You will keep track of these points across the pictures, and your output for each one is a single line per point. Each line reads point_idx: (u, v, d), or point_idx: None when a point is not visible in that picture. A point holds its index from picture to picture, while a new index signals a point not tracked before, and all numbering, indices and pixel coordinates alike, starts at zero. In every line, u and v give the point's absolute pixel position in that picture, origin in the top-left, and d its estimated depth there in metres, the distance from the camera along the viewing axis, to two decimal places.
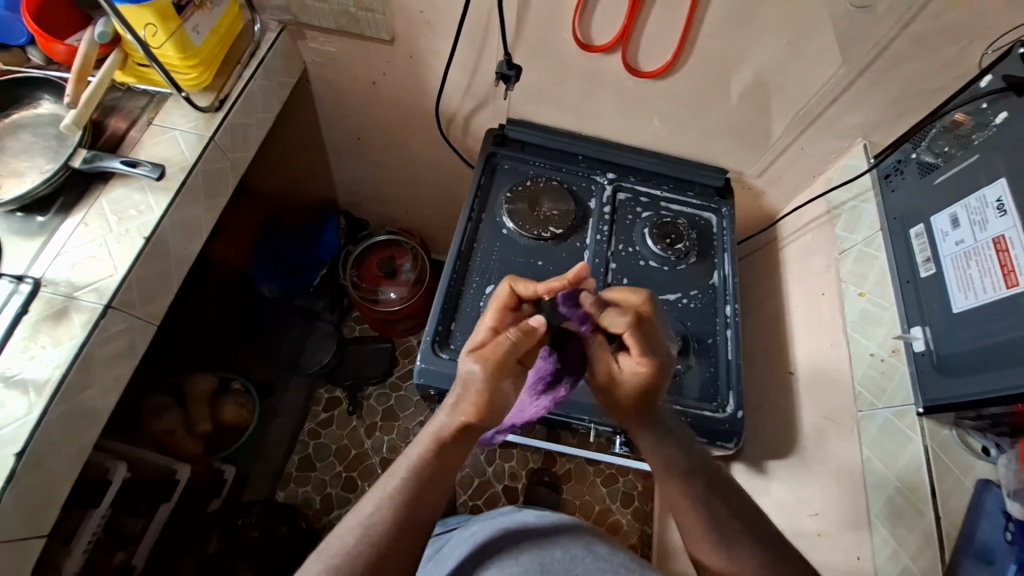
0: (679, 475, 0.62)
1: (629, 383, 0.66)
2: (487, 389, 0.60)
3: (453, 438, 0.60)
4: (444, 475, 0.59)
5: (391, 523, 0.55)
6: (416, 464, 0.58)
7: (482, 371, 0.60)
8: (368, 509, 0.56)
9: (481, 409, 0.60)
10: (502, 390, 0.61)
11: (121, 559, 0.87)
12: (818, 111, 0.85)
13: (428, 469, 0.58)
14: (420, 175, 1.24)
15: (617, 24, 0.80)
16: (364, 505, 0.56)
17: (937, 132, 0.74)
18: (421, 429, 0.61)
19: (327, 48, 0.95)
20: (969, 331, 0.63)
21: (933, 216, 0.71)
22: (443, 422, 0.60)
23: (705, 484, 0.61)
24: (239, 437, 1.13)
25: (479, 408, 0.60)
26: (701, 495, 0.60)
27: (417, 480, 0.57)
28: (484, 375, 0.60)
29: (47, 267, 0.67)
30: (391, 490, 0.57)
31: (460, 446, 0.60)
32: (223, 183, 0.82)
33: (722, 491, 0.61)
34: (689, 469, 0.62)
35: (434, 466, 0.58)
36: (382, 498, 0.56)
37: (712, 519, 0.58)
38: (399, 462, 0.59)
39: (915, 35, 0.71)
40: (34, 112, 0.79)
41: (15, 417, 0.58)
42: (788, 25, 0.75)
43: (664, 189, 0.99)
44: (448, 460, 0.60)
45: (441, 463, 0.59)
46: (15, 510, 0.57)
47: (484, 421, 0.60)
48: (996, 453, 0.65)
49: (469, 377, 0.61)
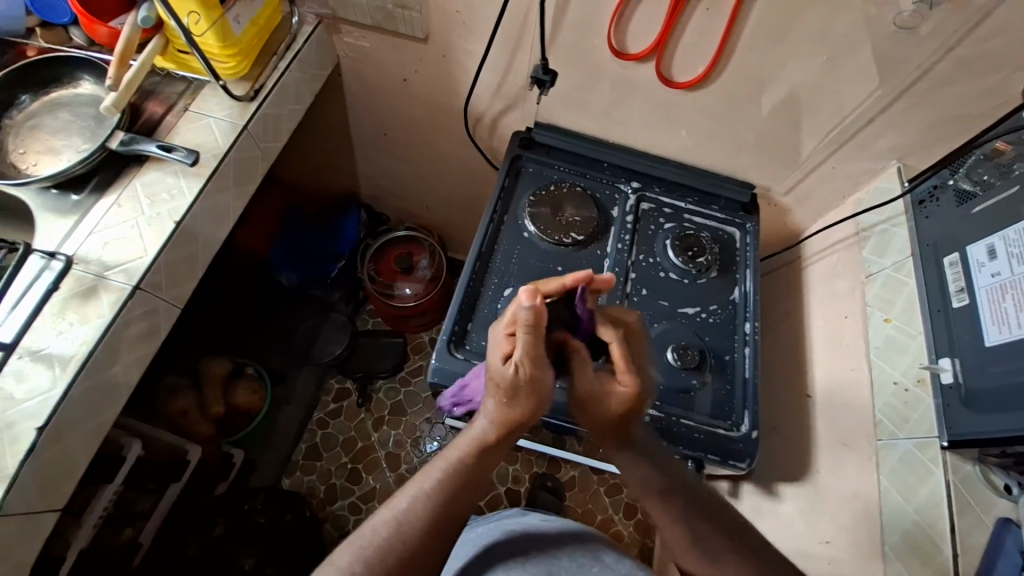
0: (657, 493, 0.61)
1: (610, 401, 0.63)
2: (528, 390, 0.59)
3: (494, 441, 0.59)
4: (482, 474, 0.59)
5: (421, 522, 0.55)
6: (456, 467, 0.58)
7: (518, 374, 0.58)
8: (402, 505, 0.56)
9: (523, 411, 0.59)
10: (543, 386, 0.59)
11: (127, 536, 0.90)
12: (853, 131, 0.84)
13: (466, 469, 0.58)
14: (443, 174, 1.24)
15: (653, 33, 0.79)
16: (398, 501, 0.57)
17: (976, 160, 0.73)
18: (460, 433, 0.61)
19: (361, 43, 0.96)
20: (1000, 366, 0.62)
21: (969, 245, 0.69)
22: (484, 425, 0.60)
23: (682, 498, 0.61)
24: (251, 421, 1.13)
25: (521, 411, 0.59)
26: (682, 510, 0.60)
27: (455, 483, 0.57)
28: (521, 375, 0.58)
29: (79, 245, 0.68)
30: (427, 493, 0.57)
31: (501, 446, 0.60)
32: (252, 171, 0.82)
33: (705, 511, 0.60)
34: (669, 486, 0.61)
35: (474, 469, 0.59)
36: (417, 496, 0.56)
37: (693, 533, 0.59)
38: (435, 463, 0.59)
39: (960, 59, 0.70)
40: (74, 92, 0.81)
41: (40, 390, 0.60)
42: (828, 43, 0.74)
43: (689, 201, 0.98)
44: (489, 462, 0.60)
45: (480, 465, 0.59)
46: (33, 482, 0.58)
47: (526, 420, 0.60)
48: (1018, 492, 0.63)
49: (505, 381, 0.58)
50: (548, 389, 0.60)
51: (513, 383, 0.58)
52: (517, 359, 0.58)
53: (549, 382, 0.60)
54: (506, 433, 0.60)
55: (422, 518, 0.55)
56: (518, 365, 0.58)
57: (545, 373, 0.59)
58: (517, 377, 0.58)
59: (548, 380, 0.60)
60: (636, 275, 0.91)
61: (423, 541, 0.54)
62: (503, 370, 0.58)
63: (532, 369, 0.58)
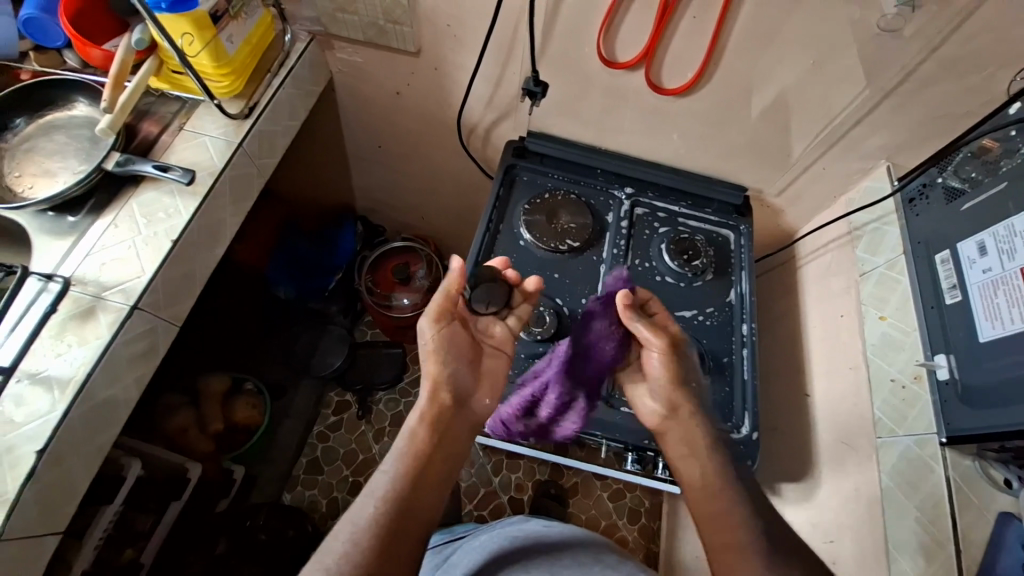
0: (700, 488, 0.63)
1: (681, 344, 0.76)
2: (439, 360, 0.64)
3: (430, 429, 0.61)
4: (433, 462, 0.59)
5: (381, 524, 0.52)
6: (398, 461, 0.58)
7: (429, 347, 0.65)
8: (359, 510, 0.54)
9: (441, 385, 0.63)
10: (456, 353, 0.66)
11: (128, 556, 0.88)
12: (842, 131, 0.85)
13: (411, 462, 0.58)
14: (439, 185, 1.25)
15: (642, 41, 0.80)
16: (353, 510, 0.54)
17: (964, 157, 0.73)
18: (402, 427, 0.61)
19: (354, 59, 0.97)
20: (995, 361, 0.62)
21: (959, 242, 0.70)
22: (415, 418, 0.62)
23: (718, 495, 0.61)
24: (252, 436, 1.13)
25: (444, 383, 0.63)
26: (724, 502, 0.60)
27: (403, 477, 0.56)
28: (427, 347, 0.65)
29: (77, 265, 0.68)
30: (376, 498, 0.55)
31: (441, 433, 0.61)
32: (248, 187, 0.83)
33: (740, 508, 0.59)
34: (711, 481, 0.63)
35: (424, 458, 0.59)
36: (375, 500, 0.55)
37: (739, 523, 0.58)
38: (384, 466, 0.58)
39: (944, 59, 0.71)
40: (69, 114, 0.81)
41: (40, 413, 0.59)
42: (814, 46, 0.75)
43: (682, 206, 0.99)
44: (436, 447, 0.60)
45: (423, 456, 0.59)
46: (34, 505, 0.57)
47: (450, 394, 0.63)
48: (1018, 487, 0.63)
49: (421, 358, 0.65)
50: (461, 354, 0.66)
51: (425, 354, 0.65)
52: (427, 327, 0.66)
53: (461, 346, 0.66)
54: (442, 411, 0.62)
55: (383, 522, 0.53)
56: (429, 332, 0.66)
57: (451, 338, 0.66)
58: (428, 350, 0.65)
59: (458, 343, 0.66)
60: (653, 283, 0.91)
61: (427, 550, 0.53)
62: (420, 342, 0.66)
63: (439, 335, 0.66)
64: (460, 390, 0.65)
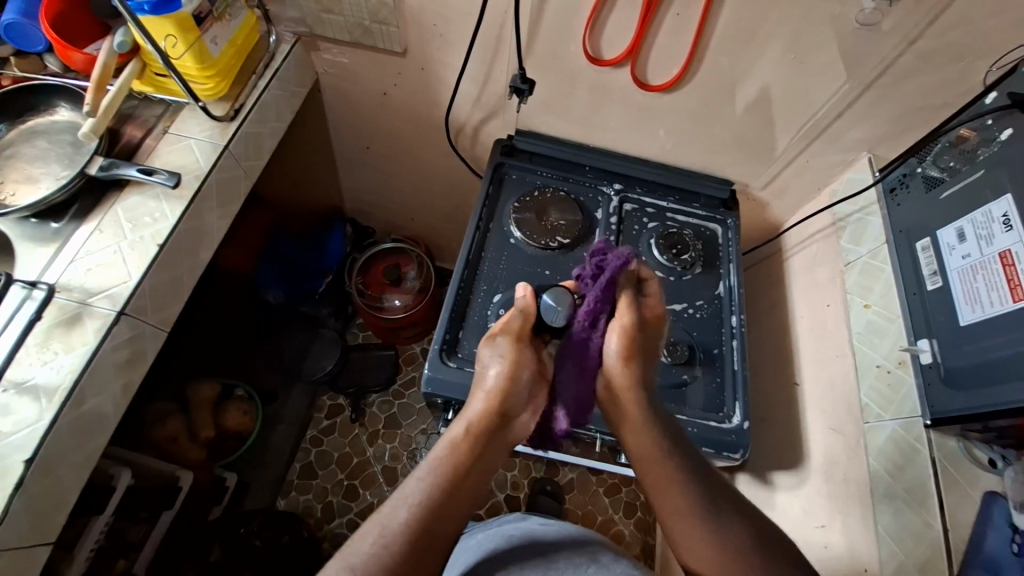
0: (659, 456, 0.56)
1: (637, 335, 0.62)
2: (506, 371, 0.57)
3: (474, 440, 0.54)
4: (474, 474, 0.53)
5: (414, 531, 0.48)
6: (436, 469, 0.51)
7: (497, 350, 0.60)
8: (387, 512, 0.49)
9: (498, 398, 0.56)
10: (524, 368, 0.58)
11: (121, 568, 0.86)
12: (824, 124, 0.87)
13: (447, 468, 0.52)
14: (428, 185, 1.25)
15: (627, 39, 0.81)
16: (382, 509, 0.49)
17: (942, 147, 0.76)
18: (443, 435, 0.54)
19: (340, 59, 0.97)
20: (974, 345, 0.64)
21: (938, 230, 0.72)
22: (461, 423, 0.55)
23: (674, 465, 0.56)
24: (242, 444, 1.11)
25: (503, 394, 0.56)
26: (686, 477, 0.55)
27: (437, 486, 0.51)
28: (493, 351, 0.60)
29: (61, 273, 0.67)
30: (403, 501, 0.50)
31: (483, 450, 0.54)
32: (235, 190, 0.82)
33: (699, 481, 0.55)
34: (671, 451, 0.57)
35: (465, 468, 0.52)
36: (403, 504, 0.49)
37: (697, 502, 0.54)
38: (418, 469, 0.52)
39: (921, 52, 0.72)
40: (50, 119, 0.80)
41: (26, 422, 0.58)
42: (795, 40, 0.76)
43: (670, 201, 1.00)
44: (479, 460, 0.54)
45: (461, 467, 0.52)
46: (22, 516, 0.56)
47: (506, 410, 0.56)
48: (1003, 466, 0.65)
49: (487, 360, 0.59)
50: (527, 370, 0.58)
51: (489, 367, 0.59)
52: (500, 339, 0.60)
53: (529, 365, 0.59)
54: (491, 426, 0.55)
55: (416, 529, 0.48)
56: (500, 343, 0.60)
57: (523, 351, 0.59)
58: (496, 354, 0.59)
59: (528, 360, 0.59)
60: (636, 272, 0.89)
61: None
62: (489, 349, 0.60)
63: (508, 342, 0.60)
64: (513, 408, 0.58)
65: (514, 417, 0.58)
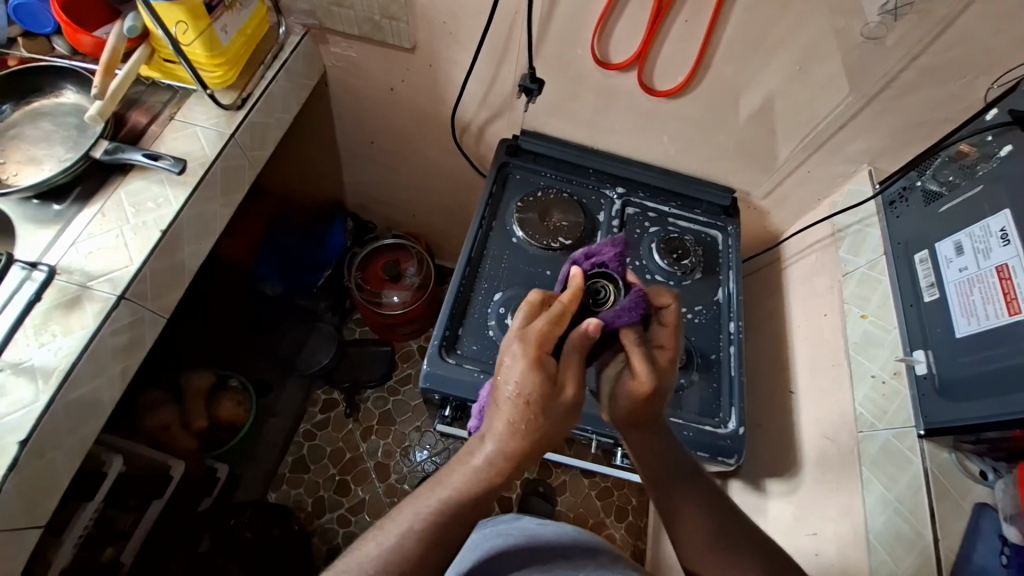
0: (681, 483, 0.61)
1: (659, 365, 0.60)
2: (532, 423, 0.53)
3: (498, 471, 0.54)
4: (488, 499, 0.56)
5: (416, 555, 0.52)
6: (455, 496, 0.54)
7: (527, 399, 0.52)
8: (391, 541, 0.52)
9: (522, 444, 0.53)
10: (554, 418, 0.54)
11: (109, 555, 0.85)
12: (826, 135, 0.88)
13: (465, 492, 0.55)
14: (431, 183, 1.26)
15: (635, 44, 0.82)
16: (384, 536, 0.53)
17: (942, 161, 0.76)
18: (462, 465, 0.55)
19: (348, 53, 0.97)
20: (970, 356, 0.65)
21: (937, 242, 0.73)
22: (489, 450, 0.54)
23: (690, 489, 0.61)
24: (234, 435, 1.11)
25: (535, 433, 0.53)
26: (704, 500, 0.60)
27: (450, 515, 0.54)
28: (524, 386, 0.52)
29: (62, 254, 0.67)
30: (417, 523, 0.53)
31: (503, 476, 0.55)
32: (239, 179, 0.82)
33: (717, 509, 0.59)
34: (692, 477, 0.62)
35: (481, 497, 0.55)
36: (406, 533, 0.52)
37: (719, 525, 0.58)
38: (435, 491, 0.55)
39: (924, 67, 0.74)
40: (56, 101, 0.79)
41: (21, 403, 0.58)
42: (800, 51, 0.78)
43: (672, 206, 1.00)
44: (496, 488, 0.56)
45: (477, 498, 0.55)
46: (14, 498, 0.56)
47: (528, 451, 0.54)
48: (994, 478, 0.66)
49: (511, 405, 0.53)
50: (571, 397, 0.54)
51: (511, 411, 0.53)
52: (531, 391, 0.52)
53: (562, 416, 0.54)
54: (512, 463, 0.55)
55: (417, 551, 0.52)
56: (532, 393, 0.52)
57: (556, 413, 0.53)
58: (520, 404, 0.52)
59: (562, 412, 0.53)
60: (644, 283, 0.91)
61: (429, 553, 0.52)
62: (516, 393, 0.53)
63: (543, 380, 0.53)
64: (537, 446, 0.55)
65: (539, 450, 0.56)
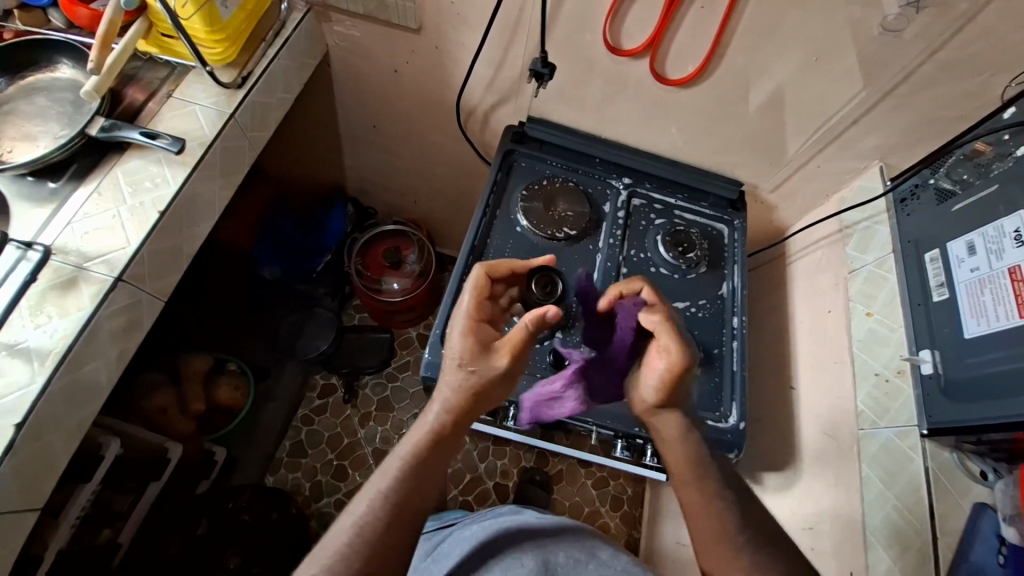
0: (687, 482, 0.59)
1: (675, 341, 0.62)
2: (474, 385, 0.58)
3: (444, 427, 0.59)
4: (439, 462, 0.59)
5: (385, 518, 0.55)
6: (408, 460, 0.58)
7: (467, 365, 0.59)
8: (361, 509, 0.55)
9: (465, 406, 0.59)
10: (494, 383, 0.59)
11: (105, 537, 0.84)
12: (838, 131, 0.86)
13: (417, 455, 0.58)
14: (434, 169, 1.24)
15: (648, 30, 0.80)
16: (355, 505, 0.56)
17: (956, 160, 0.76)
18: (412, 429, 0.60)
19: (352, 33, 0.94)
20: (978, 357, 0.64)
21: (949, 242, 0.72)
22: (436, 407, 0.60)
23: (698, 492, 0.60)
24: (232, 419, 1.09)
25: (473, 391, 0.59)
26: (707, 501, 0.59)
27: (408, 476, 0.57)
28: (463, 352, 0.59)
29: (58, 234, 0.65)
30: (384, 486, 0.56)
31: (451, 434, 0.60)
32: (239, 160, 0.80)
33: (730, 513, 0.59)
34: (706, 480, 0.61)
35: (431, 458, 0.59)
36: (375, 498, 0.56)
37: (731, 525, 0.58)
38: (392, 458, 0.59)
39: (942, 62, 0.72)
40: (52, 76, 0.77)
41: (18, 385, 0.57)
42: (816, 43, 0.76)
43: (679, 198, 0.99)
44: (445, 451, 0.60)
45: (429, 461, 0.59)
46: (12, 483, 0.55)
47: (471, 412, 0.60)
48: (994, 479, 0.65)
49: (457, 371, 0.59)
50: (502, 364, 0.58)
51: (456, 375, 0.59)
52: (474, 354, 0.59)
53: (502, 381, 0.59)
54: (457, 423, 0.60)
55: (382, 515, 0.55)
56: (472, 359, 0.59)
57: (497, 378, 0.58)
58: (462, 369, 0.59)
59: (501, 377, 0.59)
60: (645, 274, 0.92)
61: (397, 523, 0.55)
62: (461, 361, 0.59)
63: (476, 345, 0.60)
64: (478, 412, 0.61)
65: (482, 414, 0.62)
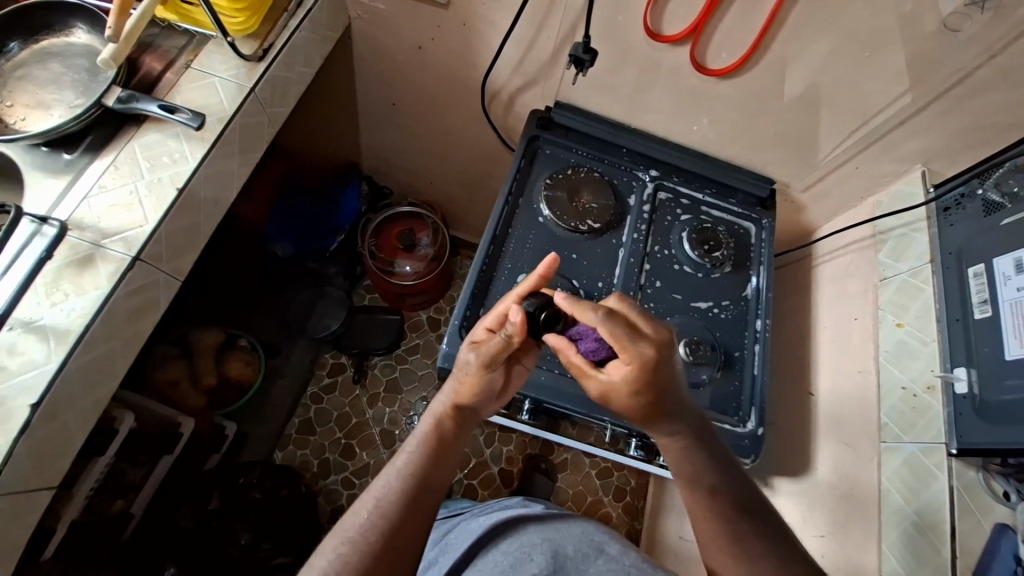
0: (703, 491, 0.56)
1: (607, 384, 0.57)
2: (474, 372, 0.62)
3: (448, 415, 0.63)
4: (450, 444, 0.62)
5: (405, 494, 0.57)
6: (419, 442, 0.61)
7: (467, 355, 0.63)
8: (379, 486, 0.57)
9: (467, 393, 0.62)
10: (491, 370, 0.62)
11: (118, 508, 0.80)
12: (881, 132, 0.82)
13: (428, 437, 0.61)
14: (452, 151, 1.20)
15: (691, 17, 0.75)
16: (375, 482, 0.58)
17: (1006, 170, 0.71)
18: (422, 414, 0.63)
19: (376, 5, 0.90)
20: (1017, 380, 0.62)
21: (996, 257, 0.69)
22: (442, 398, 0.64)
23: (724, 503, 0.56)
24: (243, 394, 1.10)
25: (473, 383, 0.62)
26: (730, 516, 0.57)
27: (421, 456, 0.59)
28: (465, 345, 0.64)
29: (74, 208, 0.63)
30: (400, 466, 0.59)
31: (456, 422, 0.63)
32: (257, 138, 0.77)
33: None
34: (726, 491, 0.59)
35: (440, 441, 0.61)
36: (394, 475, 0.58)
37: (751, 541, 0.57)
38: (408, 440, 0.62)
39: (1002, 66, 0.68)
40: (65, 41, 0.74)
41: (35, 364, 0.56)
42: (871, 37, 0.71)
43: (707, 194, 0.96)
44: (453, 434, 0.63)
45: (439, 444, 0.61)
46: (27, 463, 0.55)
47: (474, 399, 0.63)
48: (1016, 500, 0.64)
49: (461, 363, 0.63)
50: (472, 358, 0.61)
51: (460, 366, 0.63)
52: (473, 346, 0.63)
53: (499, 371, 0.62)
54: (463, 407, 0.63)
55: (400, 491, 0.57)
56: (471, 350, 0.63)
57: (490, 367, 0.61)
58: (463, 360, 0.63)
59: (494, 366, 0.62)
60: (672, 271, 0.90)
61: (413, 510, 0.56)
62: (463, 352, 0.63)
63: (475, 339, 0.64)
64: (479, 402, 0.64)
65: (486, 403, 0.65)
